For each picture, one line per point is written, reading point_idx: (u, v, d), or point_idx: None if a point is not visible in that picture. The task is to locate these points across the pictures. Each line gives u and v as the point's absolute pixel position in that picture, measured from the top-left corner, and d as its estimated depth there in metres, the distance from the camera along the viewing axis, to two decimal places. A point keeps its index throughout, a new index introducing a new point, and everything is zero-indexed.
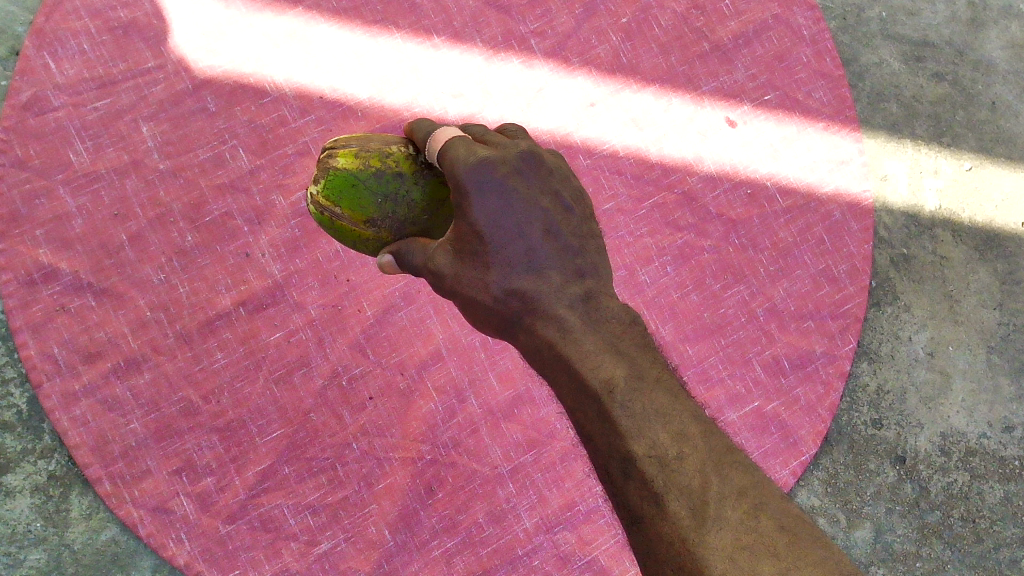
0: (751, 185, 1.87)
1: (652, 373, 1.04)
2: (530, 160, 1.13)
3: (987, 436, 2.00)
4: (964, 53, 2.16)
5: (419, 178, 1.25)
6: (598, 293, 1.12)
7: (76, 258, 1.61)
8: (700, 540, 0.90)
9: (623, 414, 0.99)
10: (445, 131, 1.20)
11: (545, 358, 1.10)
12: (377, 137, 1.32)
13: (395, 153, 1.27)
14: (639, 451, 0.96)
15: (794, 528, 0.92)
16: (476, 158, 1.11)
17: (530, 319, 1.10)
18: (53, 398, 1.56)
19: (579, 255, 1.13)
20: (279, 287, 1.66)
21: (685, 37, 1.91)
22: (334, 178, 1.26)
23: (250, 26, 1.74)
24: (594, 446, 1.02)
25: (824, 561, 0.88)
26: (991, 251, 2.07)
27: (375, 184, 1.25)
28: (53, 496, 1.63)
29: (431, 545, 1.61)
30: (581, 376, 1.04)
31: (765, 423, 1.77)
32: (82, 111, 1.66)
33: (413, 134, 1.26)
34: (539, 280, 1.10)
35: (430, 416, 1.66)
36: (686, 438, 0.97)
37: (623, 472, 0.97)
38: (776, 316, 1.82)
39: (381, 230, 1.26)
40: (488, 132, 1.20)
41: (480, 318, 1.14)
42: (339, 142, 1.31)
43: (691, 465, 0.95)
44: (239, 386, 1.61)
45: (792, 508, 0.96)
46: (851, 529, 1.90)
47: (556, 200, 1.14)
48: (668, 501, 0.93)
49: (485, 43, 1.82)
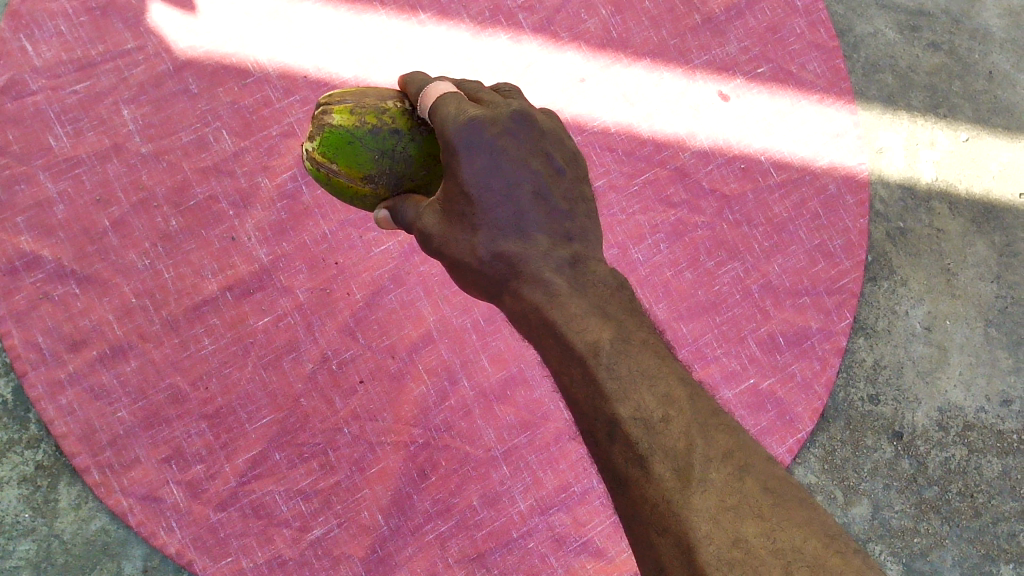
0: (745, 160, 1.84)
1: (638, 335, 1.02)
2: (523, 120, 1.10)
3: (984, 410, 1.98)
4: (960, 22, 2.13)
5: (416, 135, 1.23)
6: (585, 258, 1.10)
7: (59, 245, 1.58)
8: (683, 501, 0.88)
9: (608, 377, 0.98)
10: (438, 86, 1.18)
11: (531, 323, 1.07)
12: (371, 91, 1.28)
13: (392, 110, 1.23)
14: (624, 414, 0.95)
15: (778, 489, 0.89)
16: (466, 116, 1.09)
17: (516, 282, 1.08)
18: (39, 387, 1.54)
19: (568, 219, 1.11)
20: (266, 271, 1.63)
21: (676, 10, 1.87)
22: (329, 135, 1.22)
23: (232, 4, 1.70)
24: (580, 410, 1.00)
25: (809, 523, 0.86)
26: (989, 223, 2.04)
27: (371, 140, 1.22)
28: (42, 487, 1.61)
29: (425, 530, 1.60)
30: (567, 339, 1.02)
31: (761, 400, 1.75)
32: (61, 95, 1.62)
33: (408, 88, 1.23)
34: (526, 243, 1.08)
35: (422, 400, 1.64)
36: (671, 401, 0.95)
37: (608, 436, 0.96)
38: (772, 292, 1.80)
39: (378, 186, 1.24)
40: (482, 89, 1.17)
41: (467, 279, 1.13)
42: (333, 97, 1.26)
43: (676, 427, 0.93)
44: (228, 371, 1.59)
45: (778, 470, 0.93)
46: (848, 506, 1.89)
47: (547, 162, 1.11)
48: (652, 463, 0.92)
49: (472, 19, 1.79)
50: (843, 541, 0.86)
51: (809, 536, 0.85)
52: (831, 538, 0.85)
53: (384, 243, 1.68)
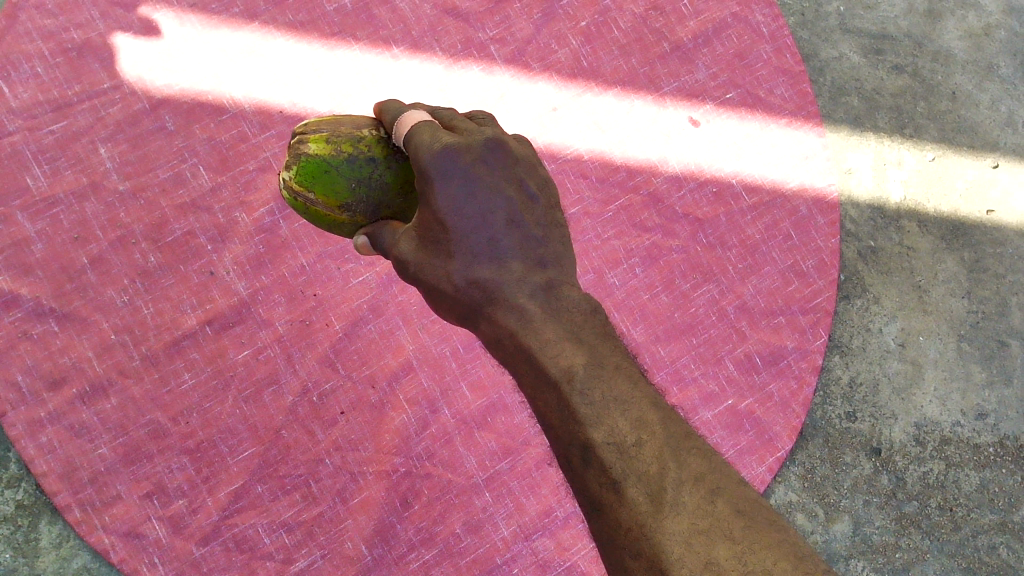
0: (717, 184, 1.87)
1: (612, 360, 1.04)
2: (496, 148, 1.13)
3: (960, 424, 2.01)
4: (922, 45, 2.17)
5: (392, 162, 1.25)
6: (559, 283, 1.12)
7: (37, 283, 1.59)
8: (657, 525, 0.90)
9: (583, 402, 0.99)
10: (413, 114, 1.20)
11: (507, 348, 1.09)
12: (347, 119, 1.30)
13: (368, 137, 1.25)
14: (598, 439, 0.96)
15: (749, 512, 0.92)
16: (440, 144, 1.12)
17: (491, 309, 1.10)
18: (19, 426, 1.54)
19: (541, 245, 1.13)
20: (245, 304, 1.64)
21: (645, 39, 1.91)
22: (306, 165, 1.24)
23: (207, 43, 1.73)
24: (555, 434, 1.02)
25: (779, 544, 0.89)
26: (958, 240, 2.08)
27: (349, 169, 1.24)
28: (22, 526, 1.61)
29: (409, 559, 1.60)
30: (542, 364, 1.04)
31: (740, 420, 1.77)
32: (38, 135, 1.64)
33: (383, 116, 1.26)
34: (500, 270, 1.10)
35: (403, 428, 1.65)
36: (645, 424, 0.97)
37: (582, 461, 0.97)
38: (747, 313, 1.82)
39: (355, 214, 1.26)
40: (456, 117, 1.20)
41: (443, 306, 1.14)
42: (308, 125, 1.28)
43: (649, 452, 0.95)
44: (209, 406, 1.60)
45: (750, 493, 0.95)
46: (829, 523, 1.90)
47: (521, 189, 1.14)
48: (626, 488, 0.93)
49: (444, 51, 1.82)
50: (813, 562, 0.88)
51: (779, 557, 0.87)
52: (800, 558, 0.88)
53: (362, 273, 1.69)
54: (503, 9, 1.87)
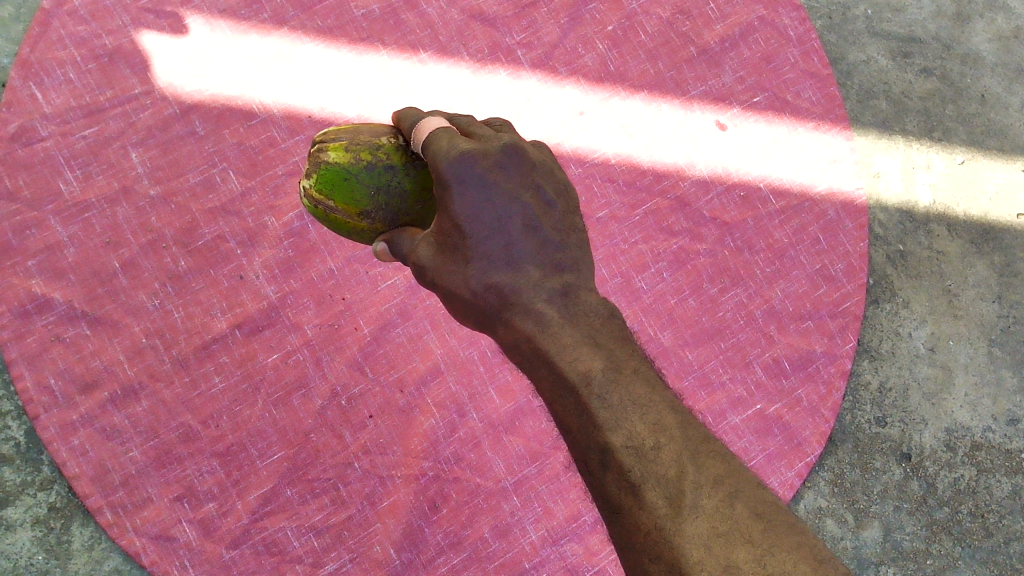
0: (744, 187, 1.87)
1: (630, 365, 1.04)
2: (515, 154, 1.11)
3: (991, 429, 1.99)
4: (951, 48, 2.16)
5: (410, 169, 1.25)
6: (577, 288, 1.11)
7: (69, 287, 1.60)
8: (675, 529, 0.89)
9: (601, 406, 0.99)
10: (430, 121, 1.20)
11: (524, 353, 1.09)
12: (366, 128, 1.31)
13: (386, 145, 1.26)
14: (616, 442, 0.96)
15: (768, 514, 0.91)
16: (457, 151, 1.10)
17: (508, 314, 1.10)
18: (51, 429, 1.55)
19: (559, 250, 1.12)
20: (275, 308, 1.65)
21: (672, 43, 1.91)
22: (326, 172, 1.25)
23: (236, 48, 1.74)
24: (573, 438, 1.01)
25: (799, 547, 0.88)
26: (988, 244, 2.06)
27: (367, 177, 1.24)
28: (55, 528, 1.62)
29: (438, 562, 1.60)
30: (560, 369, 1.04)
31: (768, 425, 1.76)
32: (71, 140, 1.65)
33: (401, 124, 1.26)
34: (517, 275, 1.10)
35: (431, 432, 1.65)
36: (663, 428, 0.96)
37: (601, 464, 0.97)
38: (776, 317, 1.81)
39: (375, 221, 1.26)
40: (475, 124, 1.19)
41: (461, 311, 1.14)
42: (328, 135, 1.30)
43: (668, 455, 0.94)
44: (239, 409, 1.60)
45: (768, 495, 0.94)
46: (859, 529, 1.89)
47: (538, 195, 1.12)
48: (645, 491, 0.93)
49: (471, 56, 1.82)
50: (831, 565, 0.87)
51: (798, 560, 0.86)
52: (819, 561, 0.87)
53: (390, 277, 1.70)
54: (531, 13, 1.87)
